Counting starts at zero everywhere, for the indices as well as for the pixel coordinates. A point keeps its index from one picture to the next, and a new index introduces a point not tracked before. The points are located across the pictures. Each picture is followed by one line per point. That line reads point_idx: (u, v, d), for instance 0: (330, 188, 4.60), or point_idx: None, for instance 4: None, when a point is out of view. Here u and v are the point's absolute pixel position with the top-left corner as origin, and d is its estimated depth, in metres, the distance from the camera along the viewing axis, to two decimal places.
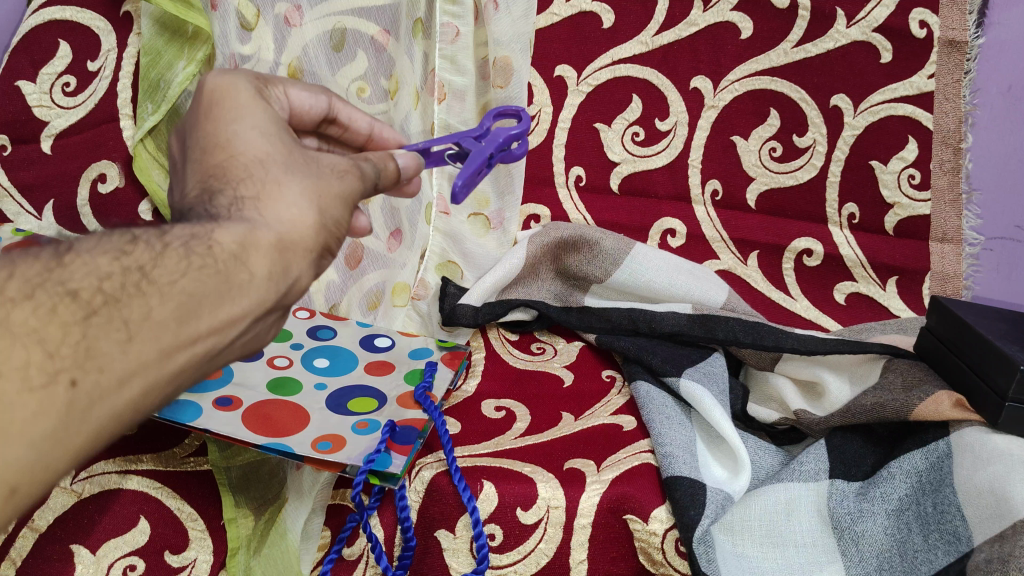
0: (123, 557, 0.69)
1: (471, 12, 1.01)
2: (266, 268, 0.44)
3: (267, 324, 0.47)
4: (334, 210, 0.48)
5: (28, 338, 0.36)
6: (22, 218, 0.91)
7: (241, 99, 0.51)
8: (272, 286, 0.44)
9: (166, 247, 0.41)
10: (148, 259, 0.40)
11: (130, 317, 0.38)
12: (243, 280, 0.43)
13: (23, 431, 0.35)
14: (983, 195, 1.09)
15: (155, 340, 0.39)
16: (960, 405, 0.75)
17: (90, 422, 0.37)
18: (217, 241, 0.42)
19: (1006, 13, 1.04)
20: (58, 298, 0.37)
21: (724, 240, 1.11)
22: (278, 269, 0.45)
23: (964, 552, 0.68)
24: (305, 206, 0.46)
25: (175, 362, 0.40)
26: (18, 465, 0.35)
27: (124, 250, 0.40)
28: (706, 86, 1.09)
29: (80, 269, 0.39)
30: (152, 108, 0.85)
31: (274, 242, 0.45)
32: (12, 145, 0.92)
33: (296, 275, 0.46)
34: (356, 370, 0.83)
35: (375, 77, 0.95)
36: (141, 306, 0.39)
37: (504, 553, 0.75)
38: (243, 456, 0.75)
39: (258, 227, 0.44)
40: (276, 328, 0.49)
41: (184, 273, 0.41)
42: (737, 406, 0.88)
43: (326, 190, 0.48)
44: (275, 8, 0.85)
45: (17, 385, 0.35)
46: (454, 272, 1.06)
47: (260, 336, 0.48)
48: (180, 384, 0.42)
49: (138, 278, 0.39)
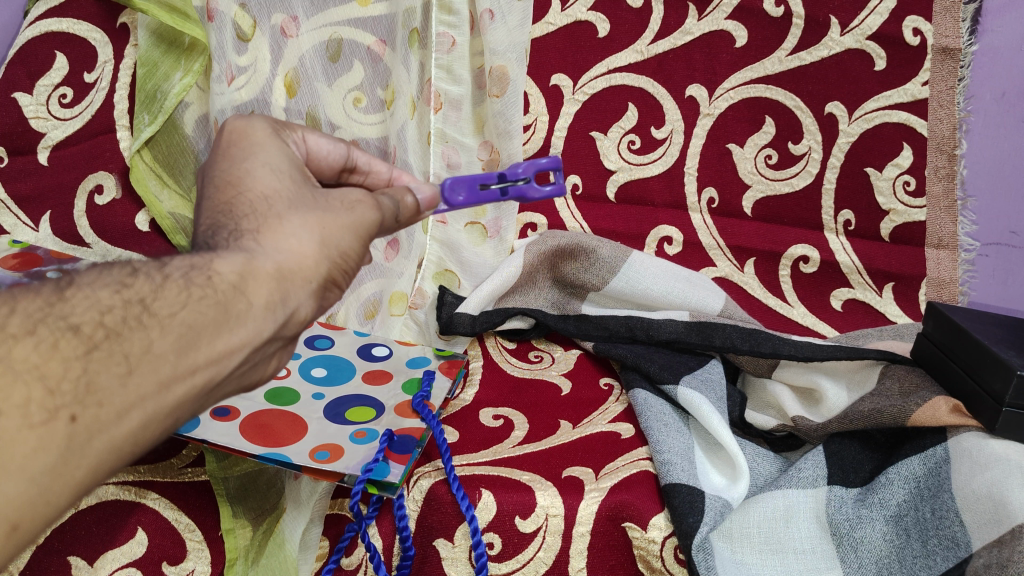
0: (122, 568, 0.70)
1: (468, 22, 1.00)
2: (264, 297, 0.44)
3: (267, 354, 0.47)
4: (338, 239, 0.48)
5: (28, 374, 0.36)
6: (19, 229, 0.90)
7: (256, 136, 0.52)
8: (270, 316, 0.44)
9: (166, 279, 0.41)
10: (149, 290, 0.41)
11: (131, 350, 0.38)
12: (240, 310, 0.43)
13: (25, 465, 0.35)
14: (977, 201, 1.09)
15: (154, 372, 0.39)
16: (958, 411, 0.75)
17: (89, 455, 0.37)
18: (216, 271, 0.42)
19: (999, 20, 1.04)
20: (60, 333, 0.38)
21: (721, 246, 1.11)
22: (276, 298, 0.44)
23: (963, 557, 0.68)
24: (306, 237, 0.46)
25: (174, 394, 0.40)
26: (19, 499, 0.35)
27: (125, 283, 0.41)
28: (701, 95, 1.09)
29: (81, 302, 0.39)
30: (148, 119, 0.87)
31: (273, 271, 0.45)
32: (9, 158, 0.92)
33: (294, 305, 0.46)
34: (354, 379, 0.83)
35: (372, 87, 0.95)
36: (142, 338, 0.39)
37: (501, 562, 0.75)
38: (241, 466, 0.75)
39: (257, 256, 0.44)
40: (278, 355, 0.49)
41: (184, 304, 0.41)
42: (735, 412, 0.88)
43: (330, 220, 0.48)
44: (272, 19, 0.88)
45: (17, 422, 0.35)
46: (451, 281, 1.06)
47: (261, 366, 0.47)
48: (179, 417, 0.41)
49: (139, 310, 0.40)
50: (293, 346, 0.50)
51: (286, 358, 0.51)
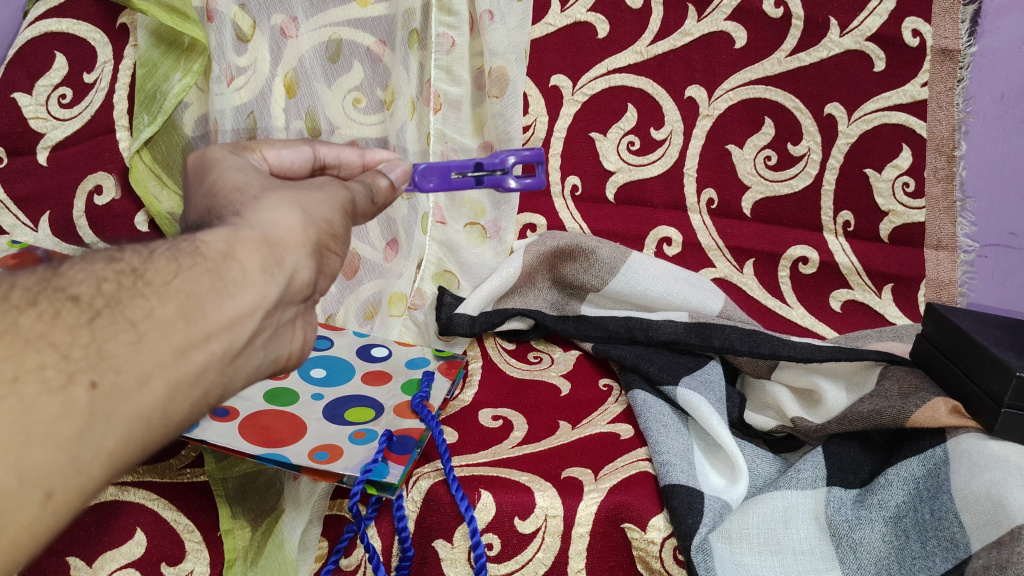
0: (120, 569, 0.69)
1: (468, 22, 1.00)
2: (258, 262, 0.42)
3: (284, 322, 0.45)
4: (320, 211, 0.47)
5: (38, 341, 0.35)
6: (18, 229, 0.91)
7: (216, 156, 0.52)
8: (270, 280, 0.43)
9: (153, 253, 0.40)
10: (139, 262, 0.40)
11: (134, 317, 0.37)
12: (235, 275, 0.41)
13: (49, 432, 0.34)
14: (977, 202, 1.09)
15: (164, 337, 0.37)
16: (957, 411, 0.75)
17: (119, 422, 0.36)
18: (203, 242, 0.41)
19: (999, 22, 1.04)
20: (61, 303, 0.37)
21: (720, 248, 1.12)
22: (271, 263, 0.43)
23: (962, 558, 0.68)
24: (289, 209, 0.46)
25: (191, 362, 0.39)
26: (49, 466, 0.34)
27: (114, 257, 0.40)
28: (700, 95, 1.09)
29: (78, 275, 0.38)
30: (148, 119, 0.87)
31: (259, 239, 0.43)
32: (8, 158, 0.93)
33: (292, 267, 0.44)
34: (354, 379, 0.83)
35: (371, 87, 0.96)
36: (143, 307, 0.38)
37: (501, 563, 0.75)
38: (240, 466, 0.75)
39: (241, 228, 0.43)
40: (302, 326, 0.47)
41: (177, 273, 0.39)
42: (734, 413, 0.88)
43: (307, 196, 0.48)
44: (271, 20, 0.89)
45: (36, 389, 0.34)
46: (450, 282, 1.06)
47: (285, 340, 0.46)
48: (207, 389, 0.40)
49: (133, 278, 0.39)
50: (314, 320, 0.48)
51: (313, 337, 0.49)
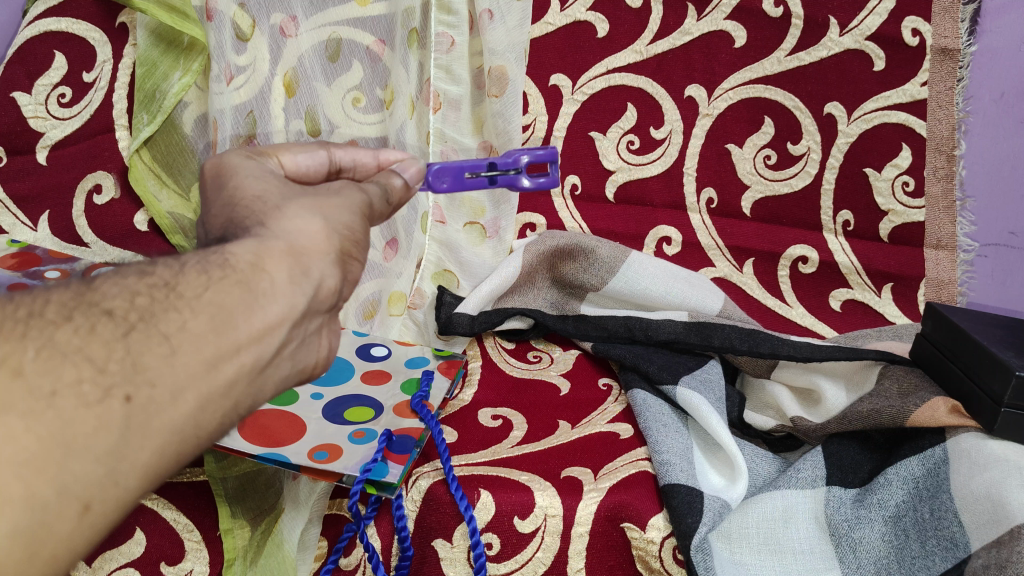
0: (119, 569, 0.71)
1: (467, 21, 0.99)
2: (285, 272, 0.42)
3: (310, 331, 0.45)
4: (340, 217, 0.47)
5: (75, 355, 0.34)
6: (17, 228, 0.90)
7: (232, 163, 0.52)
8: (297, 290, 0.42)
9: (184, 265, 0.39)
10: (170, 275, 0.39)
11: (168, 330, 0.36)
12: (263, 286, 0.41)
13: (86, 446, 0.33)
14: (976, 201, 1.09)
15: (197, 349, 0.37)
16: (956, 411, 0.75)
17: (155, 434, 0.36)
18: (232, 254, 0.41)
19: (998, 21, 1.04)
20: (96, 317, 0.36)
21: (719, 247, 1.11)
22: (298, 273, 0.43)
23: (961, 558, 0.68)
24: (311, 217, 0.46)
25: (223, 373, 0.38)
26: (87, 479, 0.33)
27: (146, 270, 0.39)
28: (700, 94, 1.09)
29: (112, 288, 0.37)
30: (148, 118, 0.88)
31: (285, 249, 0.43)
32: (7, 157, 0.93)
33: (318, 276, 0.44)
34: (353, 379, 0.83)
35: (370, 87, 0.96)
36: (176, 319, 0.37)
37: (500, 563, 0.75)
38: (239, 466, 0.74)
39: (268, 239, 0.43)
40: (326, 334, 0.47)
41: (208, 286, 0.39)
42: (733, 413, 0.88)
43: (325, 202, 0.47)
44: (271, 19, 0.89)
45: (73, 403, 0.33)
46: (449, 282, 1.06)
47: (309, 349, 0.46)
48: (238, 401, 0.40)
49: (165, 291, 0.38)
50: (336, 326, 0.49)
51: (337, 341, 0.49)
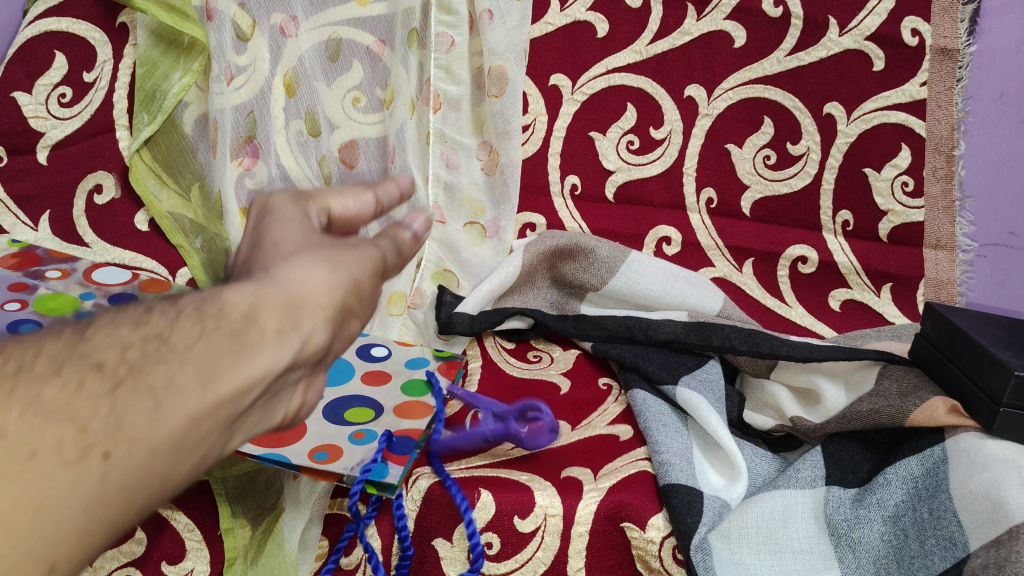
0: (120, 568, 0.72)
1: (467, 22, 0.99)
2: (281, 325, 0.35)
3: (288, 386, 0.37)
4: (354, 269, 0.39)
5: (58, 412, 0.29)
6: (18, 229, 0.90)
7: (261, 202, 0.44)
8: (288, 345, 0.35)
9: (180, 314, 0.34)
10: (165, 326, 0.33)
11: (155, 383, 0.31)
12: (254, 336, 0.34)
13: (57, 511, 0.28)
14: (975, 201, 1.10)
15: (183, 406, 0.31)
16: (955, 411, 0.76)
17: (119, 494, 0.30)
18: (229, 302, 0.34)
19: (997, 21, 1.04)
20: (84, 370, 0.31)
21: (719, 247, 1.12)
22: (294, 327, 0.35)
23: (961, 557, 0.68)
24: (319, 266, 0.38)
25: (201, 431, 0.32)
26: (50, 548, 0.28)
27: (141, 319, 0.33)
28: (700, 95, 1.09)
29: (103, 340, 0.32)
30: (148, 118, 0.88)
31: (289, 299, 0.36)
32: (8, 157, 0.91)
33: (315, 332, 0.36)
34: (353, 379, 0.83)
35: (370, 87, 0.96)
36: (163, 372, 0.31)
37: (500, 562, 0.75)
38: (239, 466, 0.74)
39: (271, 286, 0.36)
40: (307, 390, 0.39)
41: (200, 336, 0.33)
42: (732, 413, 0.89)
43: (340, 255, 0.39)
44: (271, 19, 0.90)
45: (50, 463, 0.29)
46: (449, 281, 1.06)
47: (283, 406, 0.37)
48: (207, 453, 0.33)
49: (156, 344, 0.32)
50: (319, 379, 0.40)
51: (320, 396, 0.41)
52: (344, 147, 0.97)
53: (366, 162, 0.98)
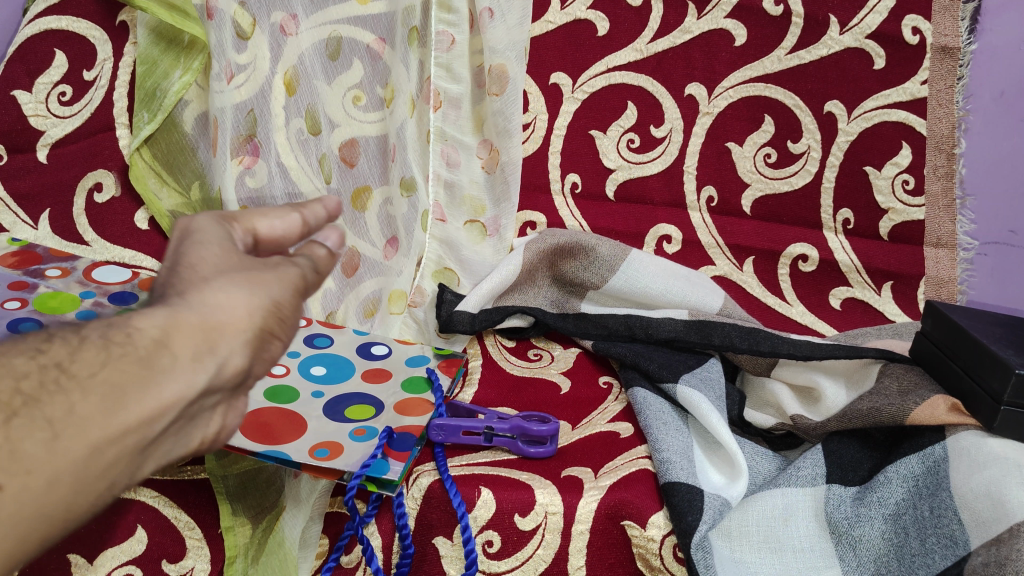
0: (120, 566, 0.70)
1: (467, 20, 1.00)
2: (195, 350, 0.34)
3: (206, 412, 0.37)
4: (274, 291, 0.38)
5: None
6: (18, 227, 0.89)
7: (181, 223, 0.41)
8: (202, 370, 0.34)
9: (84, 340, 0.33)
10: (66, 354, 0.32)
11: (52, 414, 0.31)
12: (165, 361, 0.33)
13: None
14: (976, 200, 1.10)
15: (84, 436, 0.31)
16: (956, 410, 0.76)
17: (18, 524, 0.30)
18: (137, 326, 0.34)
19: (998, 20, 1.04)
20: None
21: (719, 245, 1.12)
22: (209, 351, 0.35)
23: (961, 556, 0.68)
24: (240, 290, 0.37)
25: (103, 462, 0.32)
26: None
27: (39, 346, 0.33)
28: (700, 93, 1.09)
29: None
30: (148, 117, 0.88)
31: (205, 322, 0.35)
32: (8, 155, 0.91)
33: (231, 355, 0.36)
34: (354, 377, 0.83)
35: (371, 86, 0.98)
36: (62, 403, 0.31)
37: (501, 560, 0.75)
38: (240, 464, 0.74)
39: (185, 309, 0.35)
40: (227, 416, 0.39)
41: (104, 363, 0.32)
42: (734, 411, 0.88)
43: (259, 276, 0.38)
44: (271, 18, 0.89)
45: None
46: (450, 279, 1.05)
47: (203, 429, 0.37)
48: (112, 486, 0.33)
49: (55, 372, 0.32)
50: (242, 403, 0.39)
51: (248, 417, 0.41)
52: (344, 146, 0.98)
53: (366, 161, 0.99)
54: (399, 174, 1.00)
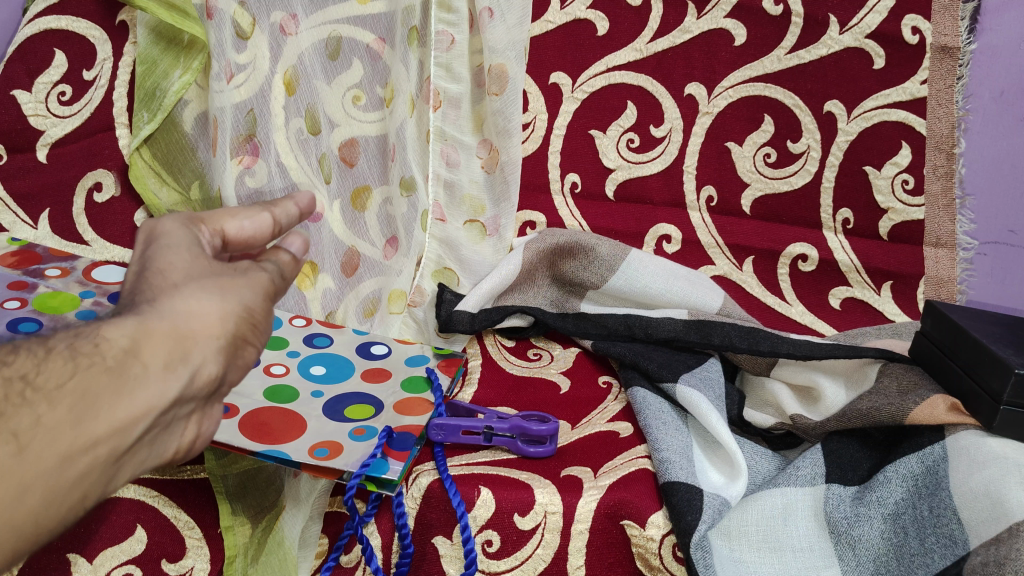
0: (120, 565, 0.70)
1: (467, 20, 1.00)
2: (161, 358, 0.40)
3: (177, 417, 0.42)
4: (239, 296, 0.45)
5: None
6: (17, 227, 0.90)
7: (163, 229, 0.48)
8: (168, 377, 0.40)
9: (50, 353, 0.39)
10: (32, 367, 0.38)
11: (19, 427, 0.36)
12: (136, 371, 0.39)
13: None
14: (976, 199, 1.09)
15: (52, 445, 0.37)
16: (955, 409, 0.76)
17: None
18: (104, 338, 0.39)
19: (998, 19, 1.04)
20: None
21: (719, 245, 1.12)
22: (174, 358, 0.40)
23: (960, 555, 0.68)
24: (205, 300, 0.43)
25: (77, 467, 0.38)
26: None
27: (4, 360, 0.38)
28: (700, 93, 1.09)
29: None
30: (148, 117, 0.88)
31: (169, 332, 0.41)
32: (7, 155, 0.91)
33: (197, 362, 0.41)
34: (353, 377, 0.83)
35: (371, 85, 0.98)
36: (28, 415, 0.36)
37: (500, 559, 0.75)
38: (240, 464, 0.74)
39: (149, 319, 0.41)
40: (197, 420, 0.45)
41: (72, 375, 0.38)
42: (733, 411, 0.88)
43: (225, 282, 0.45)
44: (271, 17, 0.89)
45: None
46: (450, 279, 1.05)
47: (174, 434, 0.43)
48: (88, 491, 0.39)
49: (21, 386, 0.37)
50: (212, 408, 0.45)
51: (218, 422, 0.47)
52: (344, 146, 0.98)
53: (366, 161, 0.99)
54: (399, 173, 1.01)
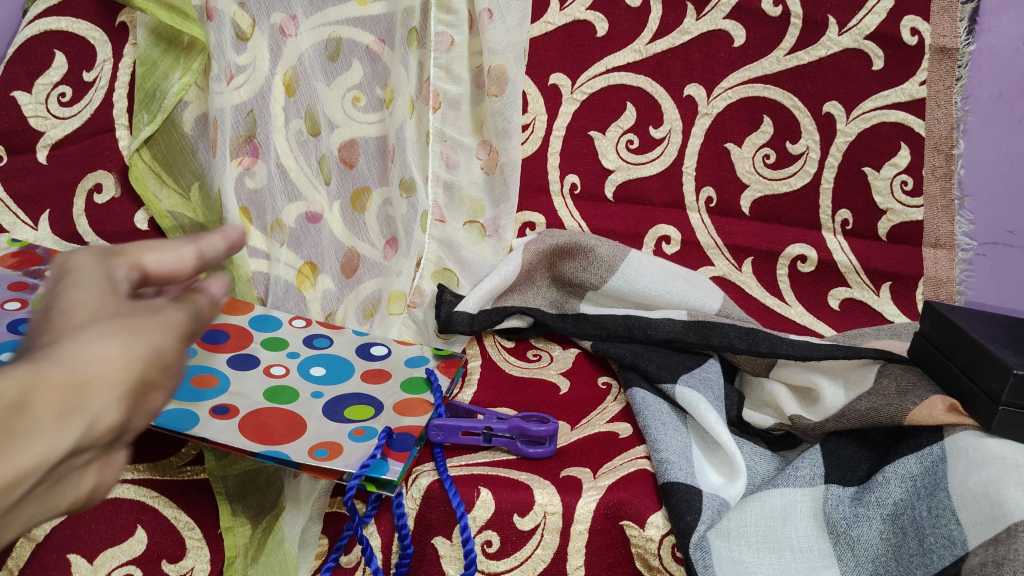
0: (121, 565, 0.69)
1: (467, 21, 0.99)
2: (56, 408, 0.25)
3: (47, 485, 0.26)
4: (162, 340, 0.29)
5: None
6: (18, 227, 0.91)
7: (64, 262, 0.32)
8: (69, 432, 0.26)
9: None
10: None
11: None
12: (23, 425, 0.25)
13: None
14: (975, 200, 1.09)
15: None
16: (954, 409, 0.76)
17: None
18: None
19: (998, 20, 1.05)
20: None
21: (718, 245, 1.12)
22: (73, 408, 0.26)
23: (959, 555, 0.68)
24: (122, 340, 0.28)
25: None
26: None
27: None
28: (700, 94, 1.09)
29: None
30: (148, 118, 0.89)
31: (71, 377, 0.26)
32: (8, 156, 0.92)
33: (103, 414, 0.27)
34: (353, 378, 0.83)
35: (370, 86, 0.98)
36: None
37: (500, 560, 0.75)
38: (240, 464, 0.75)
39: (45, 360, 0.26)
40: (82, 484, 0.28)
41: None
42: (732, 412, 0.88)
43: (139, 321, 0.30)
44: (270, 18, 0.90)
45: None
46: (449, 280, 1.05)
47: (34, 513, 0.26)
48: None
49: None
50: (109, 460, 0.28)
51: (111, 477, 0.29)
52: (344, 147, 0.98)
53: (366, 162, 0.99)
54: (399, 175, 1.00)
